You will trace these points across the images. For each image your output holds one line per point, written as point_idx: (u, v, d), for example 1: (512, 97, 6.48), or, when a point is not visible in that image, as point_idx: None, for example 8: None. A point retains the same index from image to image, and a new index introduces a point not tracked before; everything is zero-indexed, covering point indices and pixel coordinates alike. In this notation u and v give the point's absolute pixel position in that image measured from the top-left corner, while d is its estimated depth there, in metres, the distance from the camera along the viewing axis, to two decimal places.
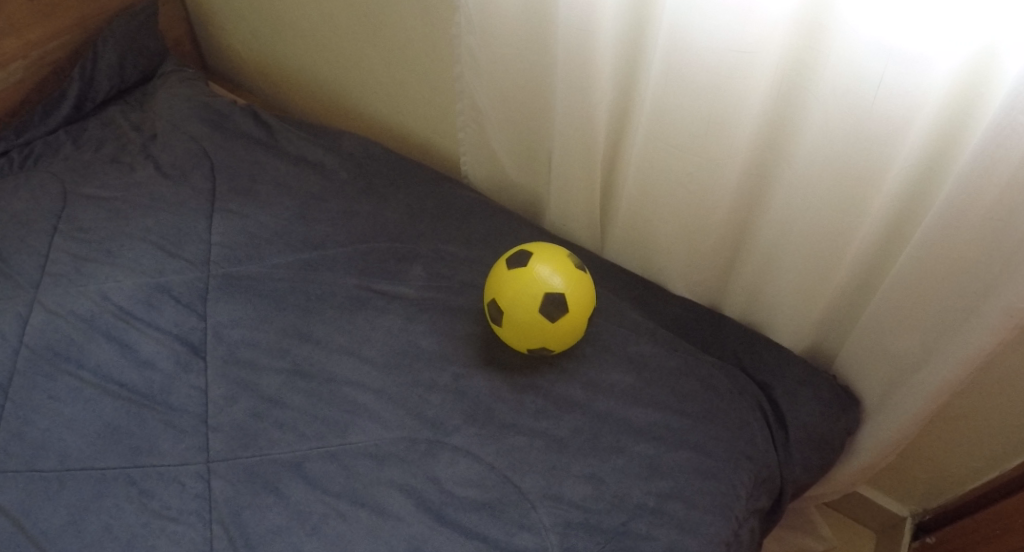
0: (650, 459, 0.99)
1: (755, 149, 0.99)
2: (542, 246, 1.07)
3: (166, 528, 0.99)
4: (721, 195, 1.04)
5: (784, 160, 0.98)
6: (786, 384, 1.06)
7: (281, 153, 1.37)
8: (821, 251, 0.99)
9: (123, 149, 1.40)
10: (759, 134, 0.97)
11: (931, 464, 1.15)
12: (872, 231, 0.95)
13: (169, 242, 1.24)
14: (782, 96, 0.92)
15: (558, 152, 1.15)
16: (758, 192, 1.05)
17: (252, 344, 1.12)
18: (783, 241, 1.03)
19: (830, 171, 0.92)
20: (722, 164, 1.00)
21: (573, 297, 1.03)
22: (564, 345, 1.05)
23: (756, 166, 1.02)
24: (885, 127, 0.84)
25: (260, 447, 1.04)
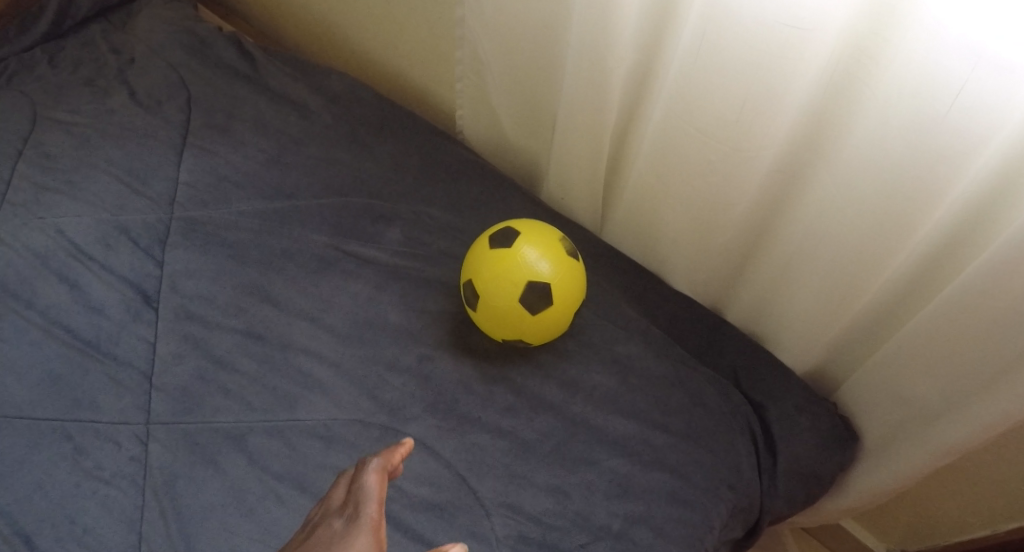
0: (622, 477, 0.89)
1: (790, 146, 0.86)
2: (532, 225, 0.94)
3: (97, 491, 0.93)
4: (744, 190, 0.91)
5: (822, 163, 0.85)
6: (782, 407, 0.94)
7: (264, 88, 1.25)
8: (850, 269, 0.86)
9: (100, 72, 1.29)
10: (800, 128, 0.84)
11: (918, 508, 1.03)
12: (911, 259, 0.82)
13: (136, 179, 1.15)
14: (835, 87, 0.78)
15: (563, 119, 1.02)
16: (786, 195, 0.91)
17: (207, 299, 1.03)
18: (805, 253, 0.90)
19: (874, 180, 0.78)
20: (751, 156, 0.87)
21: (561, 288, 0.91)
22: (543, 339, 0.94)
23: (788, 167, 0.88)
24: (948, 141, 0.70)
25: (203, 414, 0.96)
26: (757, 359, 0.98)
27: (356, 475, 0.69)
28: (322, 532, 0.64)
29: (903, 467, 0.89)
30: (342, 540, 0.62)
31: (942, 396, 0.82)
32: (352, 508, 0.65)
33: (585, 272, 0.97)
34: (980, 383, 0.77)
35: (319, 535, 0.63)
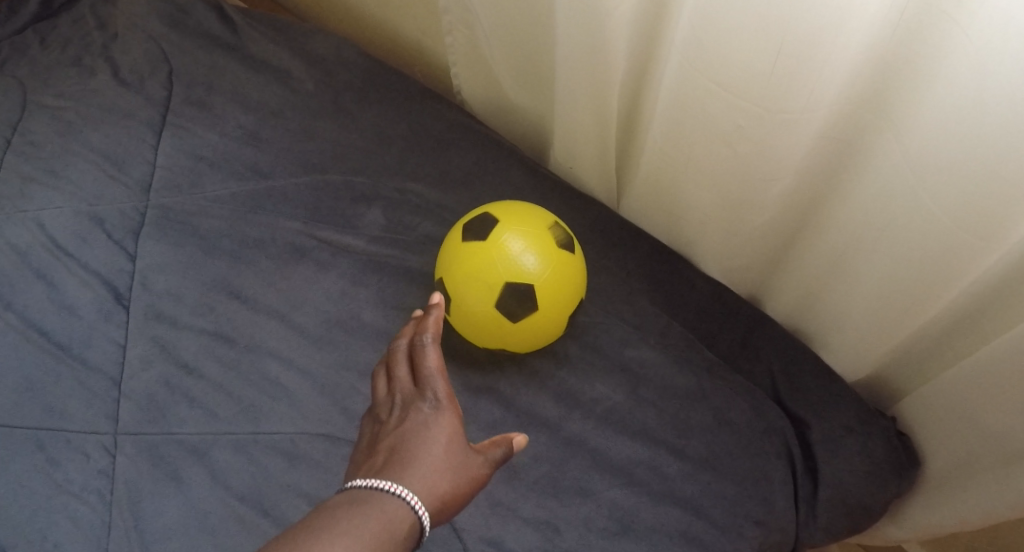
0: (625, 512, 0.74)
1: (846, 103, 0.65)
2: (519, 209, 0.77)
3: (68, 506, 0.83)
4: (785, 164, 0.72)
5: (888, 127, 0.65)
6: (829, 426, 0.78)
7: (246, 57, 1.15)
8: (930, 262, 0.67)
9: (88, 49, 1.22)
10: (856, 82, 0.64)
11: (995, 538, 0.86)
12: (1009, 259, 0.63)
13: (114, 163, 1.07)
14: (906, 24, 0.57)
15: (561, 75, 0.83)
16: (839, 168, 0.71)
17: (175, 297, 0.93)
18: (870, 239, 0.72)
19: (964, 147, 0.59)
20: (793, 121, 0.67)
21: (553, 287, 0.74)
22: (532, 346, 0.78)
23: (842, 130, 0.68)
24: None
25: (167, 425, 0.87)
26: (803, 362, 0.81)
27: (414, 354, 0.65)
28: (410, 416, 0.59)
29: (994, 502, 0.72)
30: (435, 421, 0.59)
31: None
32: (428, 391, 0.61)
33: (585, 262, 0.80)
34: None
35: (407, 421, 0.59)
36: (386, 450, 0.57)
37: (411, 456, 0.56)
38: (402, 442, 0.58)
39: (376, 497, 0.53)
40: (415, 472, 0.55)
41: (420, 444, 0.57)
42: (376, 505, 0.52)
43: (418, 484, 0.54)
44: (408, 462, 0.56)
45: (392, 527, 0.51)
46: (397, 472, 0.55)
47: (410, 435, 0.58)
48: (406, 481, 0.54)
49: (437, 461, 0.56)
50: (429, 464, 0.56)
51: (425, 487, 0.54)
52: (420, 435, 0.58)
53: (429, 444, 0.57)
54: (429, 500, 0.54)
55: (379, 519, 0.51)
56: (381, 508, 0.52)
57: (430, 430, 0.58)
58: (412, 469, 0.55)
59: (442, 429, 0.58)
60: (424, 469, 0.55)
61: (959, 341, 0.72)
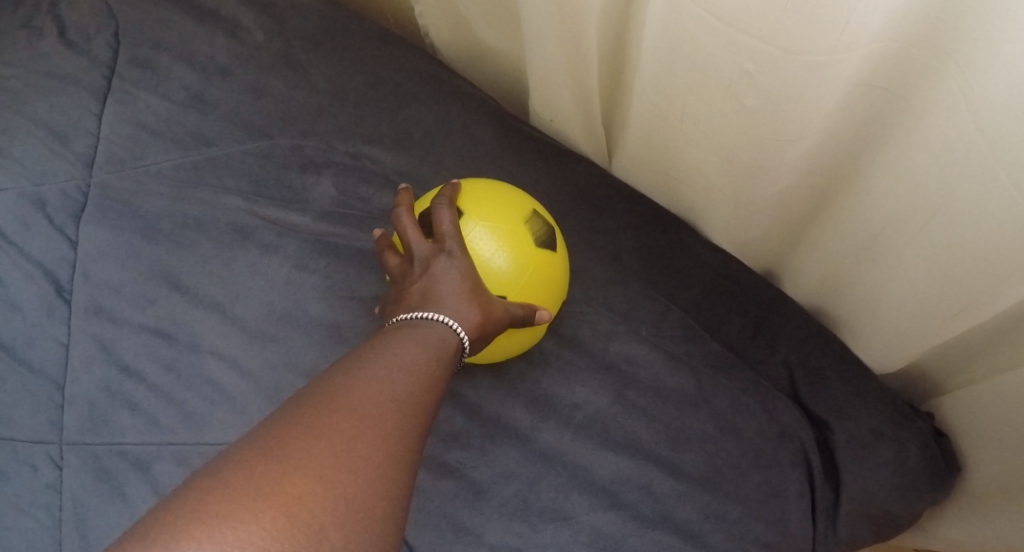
0: (609, 540, 0.62)
1: (891, 37, 0.49)
2: (478, 188, 0.64)
3: (16, 524, 0.76)
4: (808, 118, 0.55)
5: (948, 72, 0.48)
6: (856, 429, 0.65)
7: (194, 7, 1.02)
8: (1003, 243, 0.52)
9: (35, 7, 1.09)
10: (903, 9, 0.46)
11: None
12: None
13: (57, 136, 0.95)
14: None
15: (524, 14, 0.67)
16: (879, 121, 0.55)
17: (115, 289, 0.84)
18: (925, 208, 0.56)
19: None
20: (817, 66, 0.51)
21: (525, 286, 0.61)
22: (505, 355, 0.65)
23: (884, 73, 0.51)
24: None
25: (110, 435, 0.78)
26: (828, 350, 0.68)
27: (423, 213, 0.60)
28: (430, 262, 0.57)
29: None
30: (460, 267, 0.57)
31: None
32: (445, 240, 0.58)
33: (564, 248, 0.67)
34: None
35: (429, 265, 0.57)
36: (417, 290, 0.56)
37: (452, 291, 0.55)
38: (434, 284, 0.56)
39: (423, 325, 0.54)
40: (461, 304, 0.55)
41: (448, 283, 0.56)
42: (432, 329, 0.54)
43: (463, 314, 0.55)
44: (443, 297, 0.55)
45: (446, 346, 0.53)
46: (436, 302, 0.55)
47: (438, 276, 0.56)
48: (448, 310, 0.55)
49: (468, 297, 0.56)
50: (465, 297, 0.56)
51: (470, 316, 0.55)
52: (446, 276, 0.56)
53: (456, 286, 0.56)
54: (472, 327, 0.55)
55: (434, 340, 0.53)
56: (430, 334, 0.53)
57: (454, 274, 0.56)
58: (456, 302, 0.55)
59: (466, 272, 0.57)
60: (459, 304, 0.55)
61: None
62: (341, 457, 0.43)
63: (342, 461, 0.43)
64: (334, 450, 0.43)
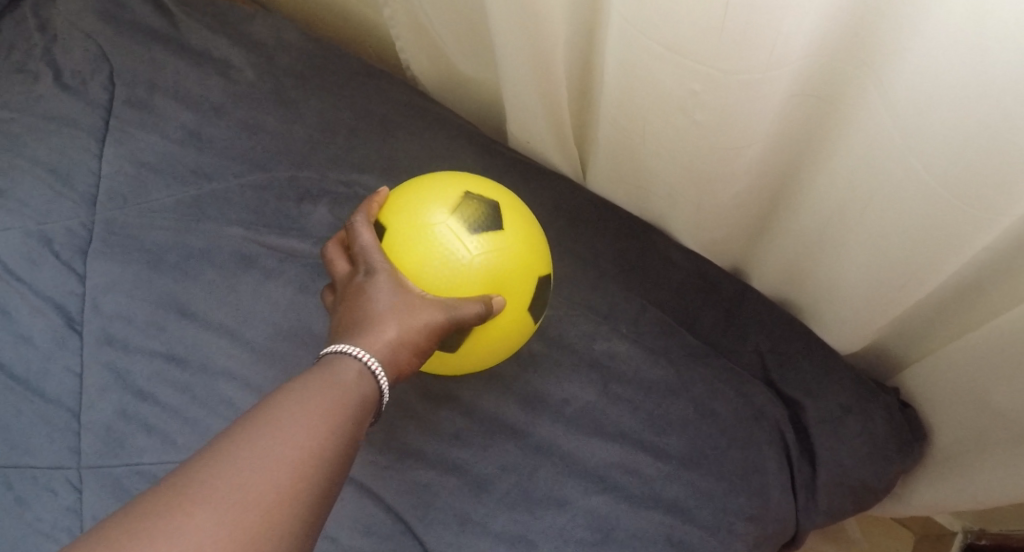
0: (603, 521, 0.68)
1: (819, 54, 0.56)
2: (416, 194, 0.67)
3: (39, 545, 0.84)
4: (753, 128, 0.62)
5: (873, 80, 0.56)
6: (825, 407, 0.71)
7: (184, 47, 1.07)
8: (929, 228, 0.59)
9: (28, 52, 1.14)
10: (826, 28, 0.53)
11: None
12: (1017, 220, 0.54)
13: (58, 177, 1.00)
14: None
15: (499, 45, 0.74)
16: (817, 122, 0.62)
17: (125, 319, 0.89)
18: (861, 202, 0.63)
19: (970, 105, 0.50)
20: (755, 82, 0.58)
21: (500, 276, 0.65)
22: (498, 351, 0.68)
23: (817, 83, 0.59)
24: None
25: (129, 456, 0.83)
26: (794, 337, 0.74)
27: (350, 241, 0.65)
28: (350, 286, 0.61)
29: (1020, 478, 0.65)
30: (372, 286, 0.59)
31: None
32: (366, 260, 0.61)
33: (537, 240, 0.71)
34: None
35: (350, 289, 0.61)
36: (341, 314, 0.60)
37: (358, 321, 0.58)
38: (347, 314, 0.59)
39: (323, 361, 0.55)
40: (366, 329, 0.57)
41: (362, 304, 0.59)
42: (328, 370, 0.54)
43: (367, 341, 0.56)
44: (355, 322, 0.58)
45: (336, 387, 0.53)
46: (349, 329, 0.57)
47: (355, 299, 0.59)
48: (355, 337, 0.57)
49: (377, 316, 0.58)
50: (369, 319, 0.57)
51: (374, 340, 0.56)
52: (361, 297, 0.59)
53: (368, 305, 0.58)
54: (378, 349, 0.56)
55: (325, 383, 0.53)
56: (325, 373, 0.54)
57: (369, 292, 0.59)
58: (361, 330, 0.57)
59: (381, 288, 0.59)
60: (369, 325, 0.57)
61: (975, 301, 0.65)
62: (174, 525, 0.44)
63: (176, 525, 0.44)
64: (171, 513, 0.45)
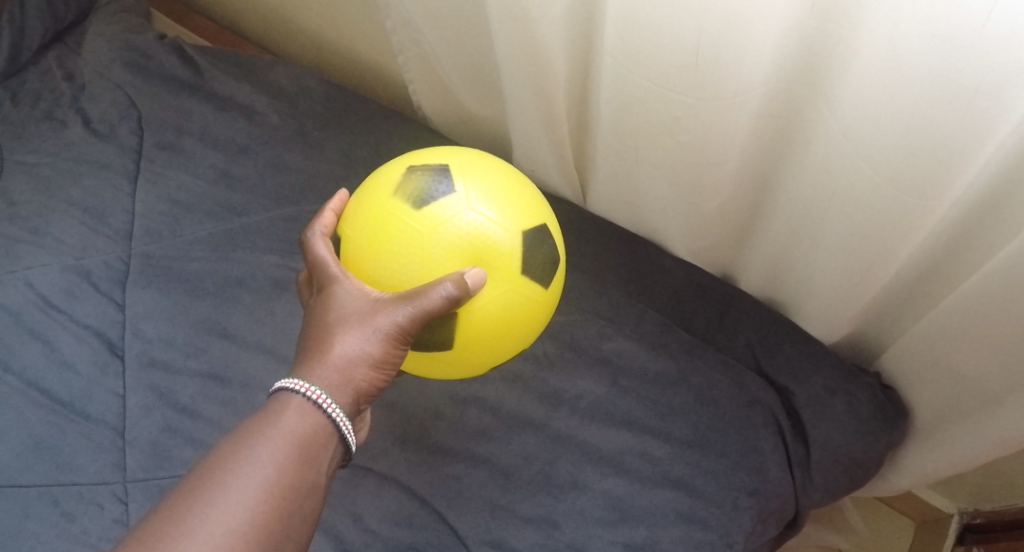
0: (619, 500, 0.77)
1: (776, 83, 0.66)
2: (379, 190, 0.69)
3: None
4: (726, 144, 0.72)
5: (821, 105, 0.65)
6: (813, 391, 0.80)
7: (210, 95, 1.17)
8: (872, 232, 0.67)
9: (58, 102, 1.24)
10: (781, 63, 0.63)
11: (997, 472, 0.94)
12: (950, 213, 0.64)
13: (94, 215, 1.09)
14: (815, 17, 0.58)
15: (509, 82, 0.84)
16: (781, 137, 0.72)
17: (167, 342, 0.97)
18: (814, 212, 0.72)
19: (889, 131, 0.59)
20: (724, 105, 0.68)
21: (473, 256, 0.66)
22: (515, 329, 0.70)
23: (779, 107, 0.69)
24: (989, 71, 0.50)
25: (176, 467, 0.91)
26: (781, 331, 0.83)
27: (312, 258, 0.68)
28: (313, 307, 0.65)
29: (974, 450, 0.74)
30: (328, 307, 0.63)
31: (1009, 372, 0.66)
32: (326, 277, 0.65)
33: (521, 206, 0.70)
34: None
35: (312, 310, 0.64)
36: (306, 334, 0.64)
37: (314, 350, 0.62)
38: (307, 338, 0.63)
39: (274, 402, 0.60)
40: (320, 356, 0.61)
41: (320, 328, 0.62)
42: (277, 412, 0.59)
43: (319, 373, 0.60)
44: (314, 347, 0.62)
45: (285, 428, 0.58)
46: (308, 357, 0.62)
47: (315, 321, 0.63)
48: (309, 369, 0.61)
49: (332, 340, 0.61)
50: (320, 347, 0.61)
51: (326, 370, 0.60)
52: (319, 320, 0.63)
53: (325, 328, 0.62)
54: (331, 377, 0.60)
55: (276, 424, 0.58)
56: (275, 414, 0.59)
57: (326, 314, 0.63)
58: (315, 359, 0.61)
59: (336, 308, 0.63)
60: (326, 350, 0.61)
61: (927, 293, 0.74)
62: None
63: None
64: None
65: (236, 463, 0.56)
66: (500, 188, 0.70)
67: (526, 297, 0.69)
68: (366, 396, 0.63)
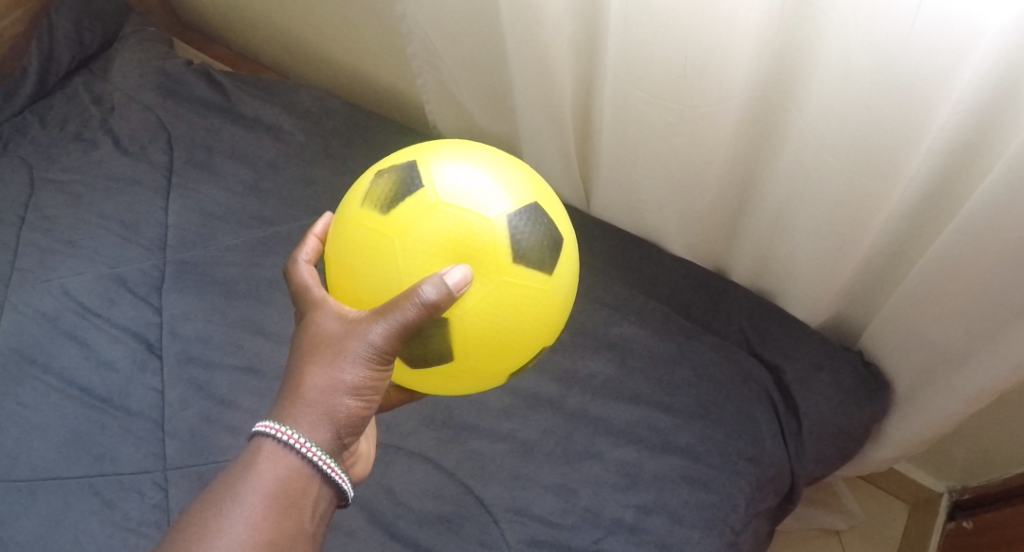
0: (630, 466, 0.86)
1: (755, 92, 0.77)
2: (347, 207, 0.70)
3: (127, 541, 0.93)
4: (713, 148, 0.83)
5: (793, 108, 0.77)
6: (800, 367, 0.89)
7: (238, 116, 1.27)
8: (840, 220, 0.78)
9: (87, 124, 1.32)
10: (757, 73, 0.75)
11: (975, 442, 1.04)
12: (905, 201, 0.75)
13: (128, 227, 1.17)
14: (782, 33, 0.70)
15: (522, 99, 0.95)
16: (761, 141, 0.83)
17: (204, 340, 1.04)
18: (790, 207, 0.83)
19: (845, 131, 0.70)
20: (709, 113, 0.79)
21: (455, 247, 0.64)
22: (526, 319, 0.67)
23: (759, 114, 0.80)
24: (918, 75, 0.62)
25: (214, 454, 0.97)
26: (770, 317, 0.93)
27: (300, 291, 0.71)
28: (298, 336, 0.67)
29: (942, 412, 0.83)
30: (311, 335, 0.65)
31: (965, 339, 0.76)
32: (312, 307, 0.68)
33: (503, 186, 0.67)
34: (1001, 322, 0.71)
35: (296, 341, 0.67)
36: (290, 364, 0.66)
37: (295, 384, 0.64)
38: (290, 372, 0.65)
39: (254, 450, 0.62)
40: (302, 389, 0.63)
41: (303, 357, 0.65)
42: (258, 460, 0.61)
43: (299, 408, 0.62)
44: (296, 378, 0.64)
45: (267, 477, 0.60)
46: (291, 389, 0.64)
47: (298, 351, 0.65)
48: (288, 405, 0.63)
49: (313, 367, 0.63)
50: (300, 379, 0.63)
51: (306, 405, 0.62)
52: (303, 348, 0.65)
53: (307, 356, 0.64)
54: (311, 409, 0.62)
55: (258, 472, 0.61)
56: (256, 461, 0.61)
57: (309, 342, 0.65)
58: (297, 393, 0.63)
59: (317, 335, 0.65)
60: (307, 379, 0.63)
61: (895, 274, 0.85)
62: None
63: None
64: None
65: (222, 515, 0.59)
66: (472, 173, 0.67)
67: (528, 283, 0.66)
68: (352, 421, 0.64)
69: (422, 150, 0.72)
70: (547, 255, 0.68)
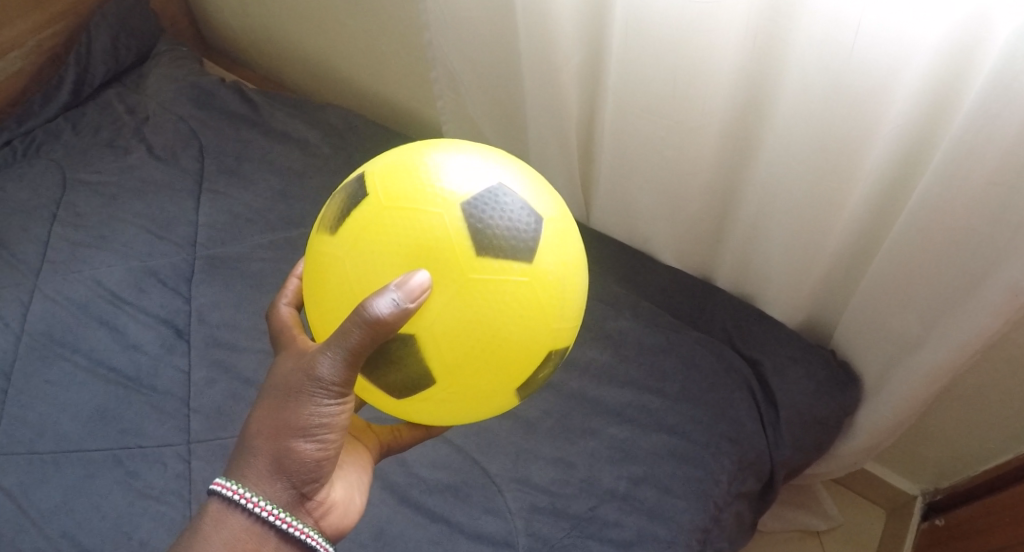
0: (623, 443, 0.96)
1: (733, 111, 0.91)
2: (314, 235, 0.72)
3: (149, 507, 0.99)
4: (696, 162, 0.96)
5: (764, 124, 0.90)
6: (777, 359, 1.01)
7: (269, 130, 1.39)
8: (807, 222, 0.90)
9: (120, 132, 1.42)
10: (734, 96, 0.89)
11: (937, 442, 1.15)
12: (863, 202, 0.88)
13: (159, 226, 1.26)
14: (753, 61, 0.84)
15: (532, 120, 1.08)
16: (741, 153, 0.96)
17: (232, 326, 1.13)
18: (764, 214, 0.96)
19: (809, 145, 0.83)
20: (694, 129, 0.92)
21: (419, 251, 0.62)
22: (506, 321, 0.63)
23: (736, 130, 0.93)
24: (862, 93, 0.75)
25: (236, 429, 1.04)
26: (749, 318, 1.05)
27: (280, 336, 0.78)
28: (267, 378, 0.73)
29: (900, 399, 0.95)
30: (272, 379, 0.71)
31: (920, 324, 0.88)
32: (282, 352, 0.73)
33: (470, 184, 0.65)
34: (947, 305, 0.84)
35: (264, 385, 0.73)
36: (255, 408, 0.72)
37: (251, 432, 0.70)
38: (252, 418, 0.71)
39: (212, 510, 0.69)
40: (256, 439, 0.69)
41: (263, 402, 0.70)
42: (217, 519, 0.68)
43: (252, 459, 0.69)
44: (254, 426, 0.70)
45: (227, 534, 0.67)
46: (248, 437, 0.70)
47: (261, 395, 0.71)
48: (245, 455, 0.69)
49: (269, 414, 0.69)
50: (257, 427, 0.69)
51: (257, 456, 0.69)
52: (265, 393, 0.71)
53: (266, 403, 0.70)
54: (263, 459, 0.69)
55: (217, 530, 0.67)
56: (215, 522, 0.68)
57: (269, 388, 0.70)
58: (251, 442, 0.69)
59: (276, 380, 0.70)
60: (261, 428, 0.69)
61: (856, 272, 0.98)
62: None
63: None
64: None
65: None
66: (438, 173, 0.66)
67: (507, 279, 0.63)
68: (305, 465, 0.69)
69: (399, 155, 0.70)
70: (524, 241, 0.64)
